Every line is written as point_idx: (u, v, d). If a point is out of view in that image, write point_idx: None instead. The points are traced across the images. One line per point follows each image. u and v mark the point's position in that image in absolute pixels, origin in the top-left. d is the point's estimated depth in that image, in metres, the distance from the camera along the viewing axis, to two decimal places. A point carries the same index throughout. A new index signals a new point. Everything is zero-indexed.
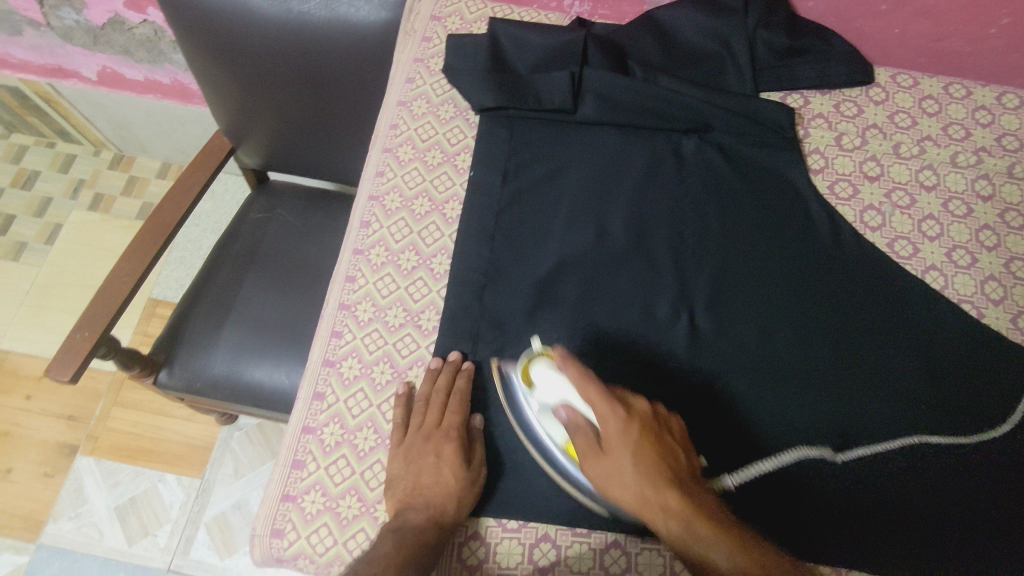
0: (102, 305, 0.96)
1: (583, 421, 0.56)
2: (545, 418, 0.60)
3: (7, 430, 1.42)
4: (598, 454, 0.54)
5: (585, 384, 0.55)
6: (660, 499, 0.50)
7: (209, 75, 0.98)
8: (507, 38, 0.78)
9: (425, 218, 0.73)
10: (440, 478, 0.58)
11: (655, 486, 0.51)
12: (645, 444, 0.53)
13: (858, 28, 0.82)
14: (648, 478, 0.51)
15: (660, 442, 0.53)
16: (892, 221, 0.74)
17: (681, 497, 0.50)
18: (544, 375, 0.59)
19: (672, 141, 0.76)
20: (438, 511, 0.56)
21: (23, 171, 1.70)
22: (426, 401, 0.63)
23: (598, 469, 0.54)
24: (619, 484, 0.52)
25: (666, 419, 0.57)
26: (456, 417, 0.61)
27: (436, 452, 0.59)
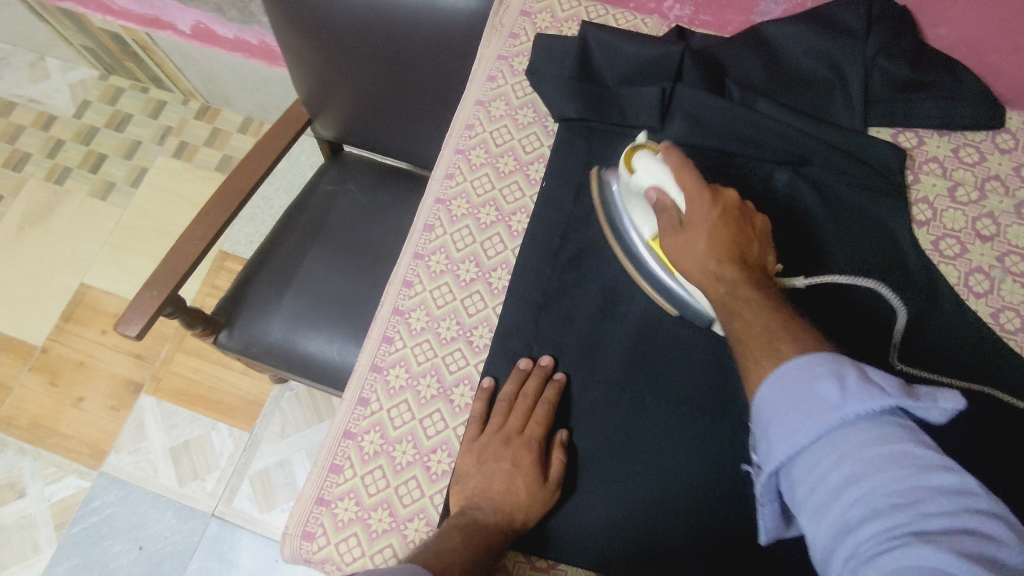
0: (173, 264, 0.99)
1: (672, 203, 0.60)
2: (639, 213, 0.65)
3: (83, 360, 1.51)
4: (677, 231, 0.58)
5: (683, 175, 0.59)
6: (720, 270, 0.54)
7: (295, 47, 0.98)
8: (597, 44, 0.73)
9: (490, 228, 0.71)
10: (513, 487, 0.57)
11: (718, 261, 0.54)
12: (725, 225, 0.55)
13: (993, 64, 0.73)
14: (714, 252, 0.55)
15: (739, 226, 0.55)
16: (1001, 289, 0.66)
17: (737, 272, 0.53)
18: (647, 162, 0.62)
19: (763, 170, 0.70)
20: (505, 519, 0.56)
21: (117, 113, 1.77)
22: (510, 402, 0.62)
23: (674, 244, 0.58)
24: (688, 258, 0.56)
25: (756, 216, 0.57)
26: (538, 428, 0.60)
27: (514, 460, 0.58)
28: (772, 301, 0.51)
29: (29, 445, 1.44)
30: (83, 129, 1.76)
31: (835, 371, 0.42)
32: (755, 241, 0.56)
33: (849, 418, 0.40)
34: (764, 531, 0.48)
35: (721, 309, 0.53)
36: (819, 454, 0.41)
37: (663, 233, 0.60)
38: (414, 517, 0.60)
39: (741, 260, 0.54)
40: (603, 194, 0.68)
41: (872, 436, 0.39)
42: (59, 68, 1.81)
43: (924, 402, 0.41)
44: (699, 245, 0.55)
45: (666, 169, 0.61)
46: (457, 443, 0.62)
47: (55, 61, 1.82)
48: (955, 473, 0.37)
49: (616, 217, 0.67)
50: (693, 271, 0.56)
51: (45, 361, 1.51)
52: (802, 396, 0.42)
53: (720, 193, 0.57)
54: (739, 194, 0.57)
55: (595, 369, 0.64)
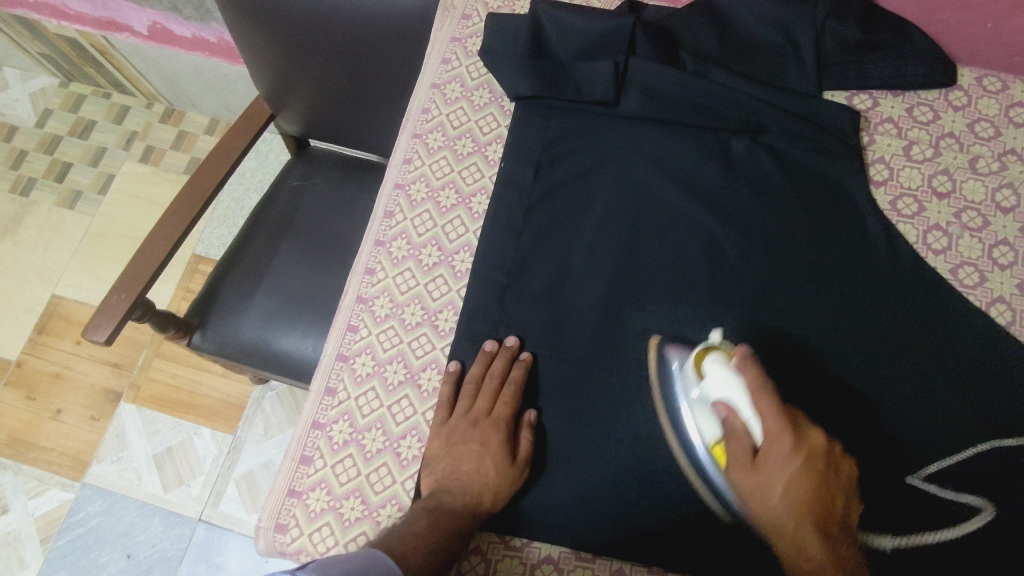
0: (139, 268, 0.98)
1: (743, 429, 0.52)
2: (702, 412, 0.57)
3: (59, 372, 1.49)
4: (748, 470, 0.51)
5: (764, 404, 0.51)
6: (800, 538, 0.48)
7: (250, 41, 0.96)
8: (549, 22, 0.73)
9: (451, 212, 0.71)
10: (482, 468, 0.56)
11: (800, 525, 0.48)
12: (807, 480, 0.49)
13: (944, 21, 0.73)
14: (796, 513, 0.48)
15: (824, 481, 0.49)
16: (959, 245, 0.67)
17: (822, 541, 0.47)
18: (719, 370, 0.54)
19: (720, 140, 0.70)
20: (474, 499, 0.55)
21: (80, 120, 1.74)
22: (477, 385, 0.61)
23: (746, 484, 0.51)
24: (762, 504, 0.50)
25: (843, 460, 0.51)
26: (506, 409, 0.60)
27: (482, 441, 0.58)
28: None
29: (9, 460, 1.43)
30: (46, 138, 1.73)
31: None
32: (835, 502, 0.49)
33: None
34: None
35: None
36: None
37: (731, 463, 0.52)
38: (386, 504, 0.59)
39: (825, 527, 0.48)
40: (661, 373, 0.62)
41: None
42: (18, 77, 1.78)
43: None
44: (778, 497, 0.49)
45: (741, 387, 0.53)
46: (427, 427, 0.62)
47: (14, 71, 1.78)
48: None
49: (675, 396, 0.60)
50: (765, 519, 0.50)
51: (21, 375, 1.49)
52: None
53: (806, 435, 0.50)
54: (825, 435, 0.51)
55: (560, 344, 0.64)
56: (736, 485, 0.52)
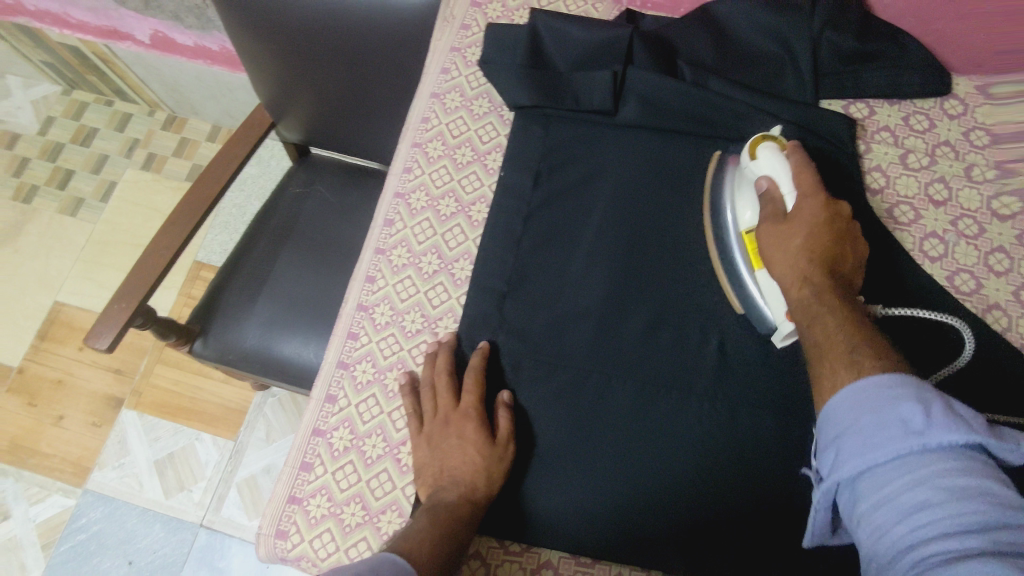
0: (141, 276, 0.98)
1: (780, 196, 0.58)
2: (740, 200, 0.63)
3: (61, 378, 1.50)
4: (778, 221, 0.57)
5: (801, 175, 0.58)
6: (809, 274, 0.53)
7: (251, 51, 0.97)
8: (547, 32, 0.74)
9: (451, 220, 0.71)
10: (466, 458, 0.57)
11: (811, 262, 0.54)
12: (827, 229, 0.55)
13: (939, 30, 0.74)
14: (805, 260, 0.54)
15: (840, 235, 0.55)
16: (955, 252, 0.67)
17: (826, 277, 0.53)
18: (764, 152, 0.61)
19: (718, 148, 0.71)
20: (469, 488, 0.56)
21: (82, 128, 1.75)
22: (432, 386, 0.62)
23: (772, 233, 0.57)
24: (782, 249, 0.56)
25: (859, 239, 0.57)
26: (471, 396, 0.60)
27: (459, 433, 0.58)
28: (847, 310, 0.50)
29: (11, 466, 1.43)
30: (49, 145, 1.74)
31: (914, 395, 0.42)
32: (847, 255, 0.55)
33: (929, 448, 0.39)
34: (810, 533, 0.48)
35: (800, 311, 0.52)
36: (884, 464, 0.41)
37: (762, 222, 0.59)
38: (386, 510, 0.60)
39: (832, 272, 0.53)
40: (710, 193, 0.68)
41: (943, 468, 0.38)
42: (21, 85, 1.79)
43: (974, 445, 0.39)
44: (798, 240, 0.55)
45: (785, 165, 0.60)
46: None
47: (16, 79, 1.79)
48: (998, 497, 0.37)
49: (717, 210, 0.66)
50: (779, 265, 0.56)
51: (22, 381, 1.50)
52: (879, 417, 0.42)
53: (834, 202, 0.57)
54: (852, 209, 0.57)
55: (560, 351, 0.64)
56: (761, 240, 0.58)
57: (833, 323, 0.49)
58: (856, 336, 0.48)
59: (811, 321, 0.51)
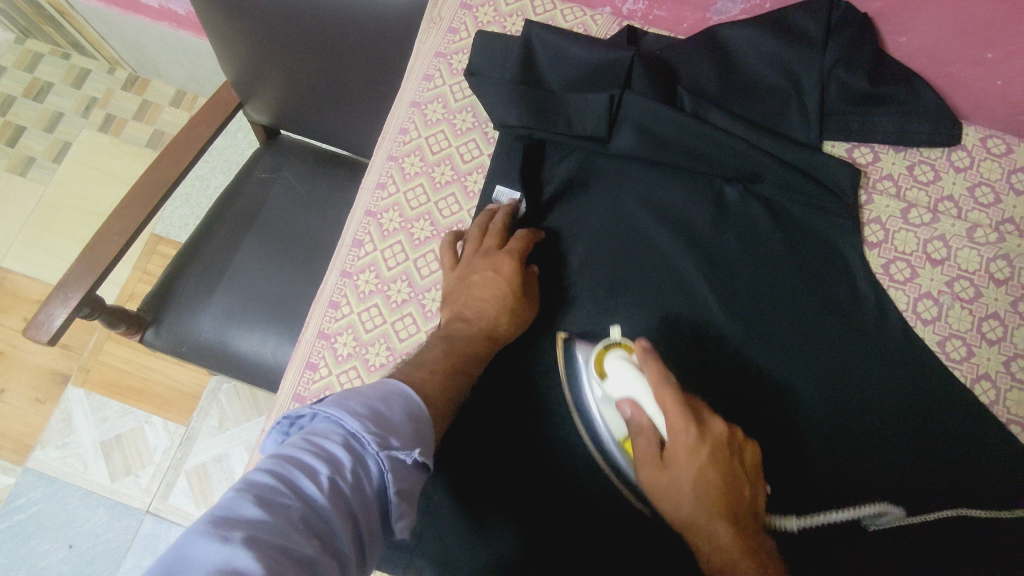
0: (89, 264, 0.91)
1: (648, 424, 0.53)
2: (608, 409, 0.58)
3: (3, 350, 1.42)
4: (658, 462, 0.51)
5: (665, 402, 0.51)
6: (712, 530, 0.48)
7: (218, 26, 0.89)
8: (542, 46, 0.68)
9: (424, 245, 0.67)
10: (496, 288, 0.58)
11: (710, 518, 0.48)
12: (712, 471, 0.49)
13: (953, 74, 0.70)
14: (701, 499, 0.48)
15: (731, 469, 0.49)
16: (949, 316, 0.65)
17: (732, 532, 0.48)
18: (622, 368, 0.55)
19: (713, 187, 0.67)
20: (491, 324, 0.57)
21: (36, 81, 1.63)
22: (482, 229, 0.63)
23: (654, 481, 0.52)
24: (674, 500, 0.50)
25: (742, 444, 0.52)
26: (516, 243, 0.61)
27: (494, 267, 0.59)
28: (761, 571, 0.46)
29: None
30: None
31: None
32: (742, 488, 0.50)
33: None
34: None
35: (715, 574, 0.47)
36: None
37: (640, 460, 0.53)
38: None
39: (733, 519, 0.48)
40: (565, 367, 0.62)
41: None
42: None
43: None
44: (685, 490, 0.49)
45: (644, 382, 0.53)
46: None
47: None
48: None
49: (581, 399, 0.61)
50: (676, 515, 0.50)
51: None
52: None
53: (707, 423, 0.50)
54: (727, 423, 0.51)
55: None
56: (646, 478, 0.52)
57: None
58: None
59: None
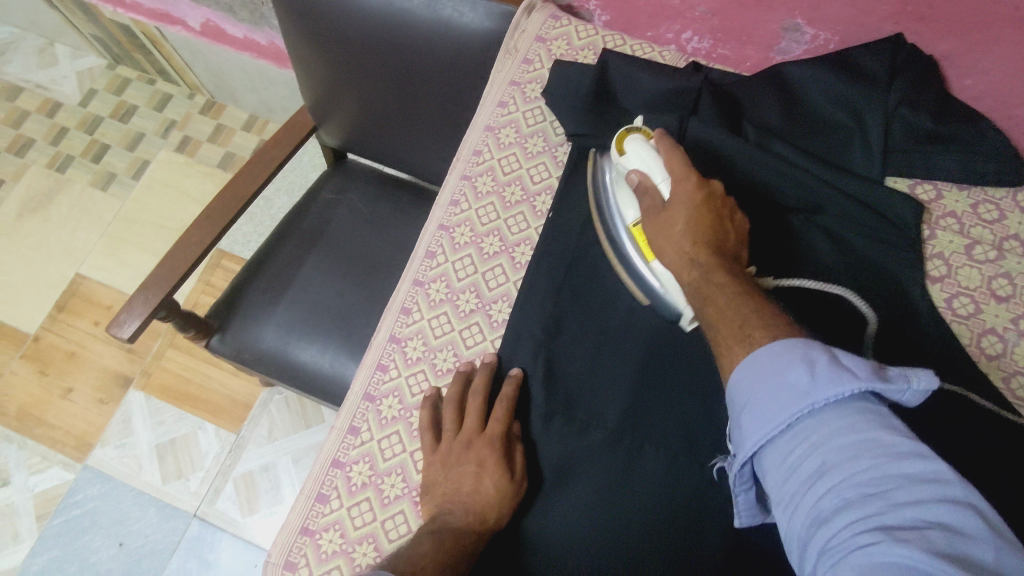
0: (169, 269, 0.97)
1: (654, 188, 0.61)
2: (622, 195, 0.65)
3: (74, 351, 1.50)
4: (658, 211, 0.60)
5: (672, 161, 0.60)
6: (696, 256, 0.55)
7: (303, 54, 0.96)
8: (617, 74, 0.73)
9: (493, 260, 0.70)
10: (479, 483, 0.56)
11: (695, 247, 0.56)
12: (706, 207, 0.57)
13: (1019, 116, 0.71)
14: (689, 238, 0.56)
15: (718, 217, 0.57)
16: (1015, 354, 0.64)
17: (713, 260, 0.55)
18: (641, 145, 0.62)
19: (776, 217, 0.68)
20: (477, 520, 0.55)
21: (123, 104, 1.75)
22: (458, 407, 0.62)
23: (657, 227, 0.59)
24: (666, 241, 0.58)
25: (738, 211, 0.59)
26: (498, 425, 0.59)
27: (478, 461, 0.58)
28: (732, 284, 0.52)
29: (17, 434, 1.43)
30: (88, 117, 1.74)
31: (805, 357, 0.44)
32: (730, 234, 0.57)
33: (818, 405, 0.42)
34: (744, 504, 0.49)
35: (691, 289, 0.55)
36: (795, 441, 0.42)
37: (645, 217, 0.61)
38: None
39: (716, 244, 0.56)
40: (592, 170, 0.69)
41: (844, 423, 0.41)
42: (68, 55, 1.80)
43: (893, 385, 0.42)
44: (678, 228, 0.57)
45: (657, 155, 0.61)
46: (412, 466, 0.62)
47: (65, 48, 1.81)
48: (927, 458, 0.38)
49: (606, 215, 0.66)
50: (669, 254, 0.58)
51: (36, 350, 1.50)
52: (772, 381, 0.44)
53: (708, 183, 0.59)
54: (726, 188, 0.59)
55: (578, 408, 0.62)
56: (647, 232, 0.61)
57: (720, 296, 0.52)
58: (738, 305, 0.50)
59: (706, 300, 0.53)
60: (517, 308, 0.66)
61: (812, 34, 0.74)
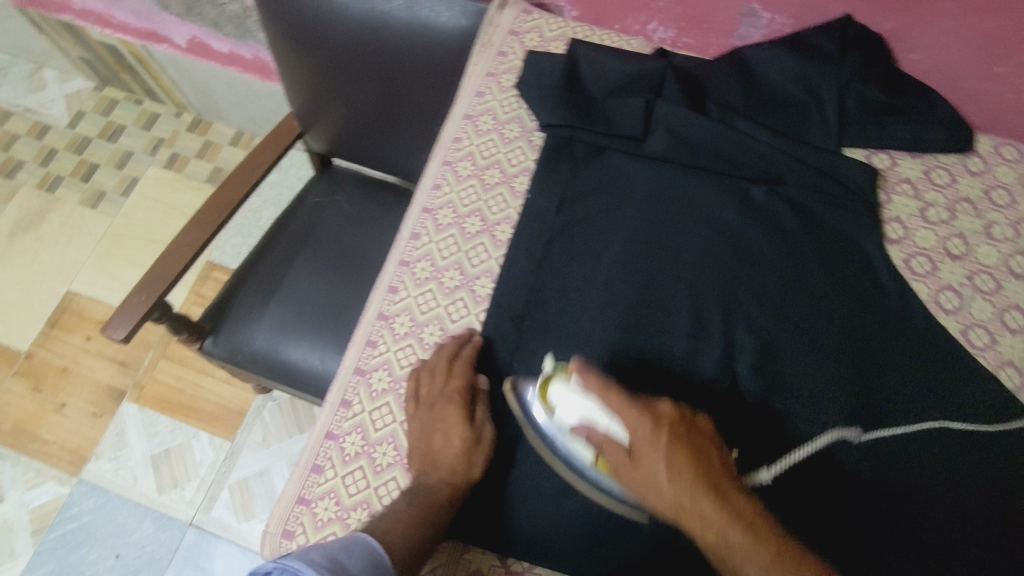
0: (161, 272, 0.99)
1: (606, 436, 0.52)
2: (572, 438, 0.57)
3: (66, 367, 1.51)
4: (625, 463, 0.51)
5: (612, 400, 0.52)
6: (697, 506, 0.46)
7: (288, 60, 0.99)
8: (585, 61, 0.78)
9: (475, 239, 0.73)
10: (444, 439, 0.59)
11: (691, 495, 0.46)
12: (677, 445, 0.48)
13: (964, 88, 0.76)
14: (679, 488, 0.47)
15: (699, 451, 0.49)
16: (971, 307, 0.68)
17: (719, 506, 0.45)
18: (566, 392, 0.56)
19: (741, 187, 0.72)
20: (449, 475, 0.58)
21: (111, 124, 1.79)
22: (428, 372, 0.65)
23: (631, 480, 0.50)
24: (653, 493, 0.48)
25: (700, 422, 0.52)
26: (458, 383, 0.62)
27: (443, 418, 0.61)
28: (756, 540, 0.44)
29: (11, 450, 1.43)
30: (76, 139, 1.77)
31: None
32: (714, 462, 0.48)
33: None
34: None
35: (716, 550, 0.45)
36: None
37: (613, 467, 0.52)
38: None
39: (710, 484, 0.46)
40: (521, 412, 0.61)
41: None
42: (56, 79, 1.84)
43: None
44: (661, 478, 0.47)
45: (590, 397, 0.53)
46: (402, 435, 0.64)
47: (52, 72, 1.84)
48: None
49: (546, 438, 0.59)
50: (660, 509, 0.49)
51: (29, 366, 1.51)
52: None
53: (654, 406, 0.52)
54: (674, 404, 0.52)
55: None
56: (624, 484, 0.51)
57: None
58: None
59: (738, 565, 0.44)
60: (497, 287, 0.70)
61: (768, 18, 0.79)
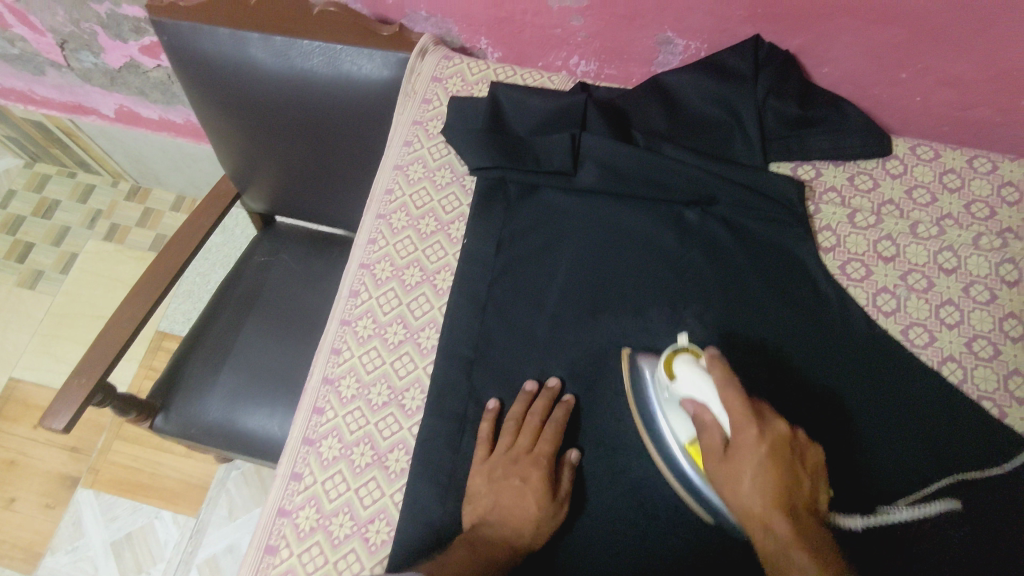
0: (101, 352, 0.95)
1: (713, 422, 0.55)
2: (675, 415, 0.60)
3: (13, 459, 1.44)
4: (720, 457, 0.54)
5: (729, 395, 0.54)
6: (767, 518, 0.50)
7: (215, 124, 0.98)
8: (507, 100, 0.78)
9: (416, 290, 0.72)
10: (521, 500, 0.58)
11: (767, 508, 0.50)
12: (775, 462, 0.51)
13: (876, 95, 0.79)
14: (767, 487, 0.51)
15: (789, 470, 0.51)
16: (908, 306, 0.69)
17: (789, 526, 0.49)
18: (690, 370, 0.58)
19: (673, 212, 0.73)
20: (511, 534, 0.56)
21: (44, 201, 1.73)
22: (516, 423, 0.63)
23: (720, 470, 0.54)
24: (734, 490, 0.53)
25: (809, 447, 0.54)
26: (547, 445, 0.61)
27: (523, 477, 0.59)
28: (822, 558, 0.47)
29: None
30: (8, 219, 1.71)
31: None
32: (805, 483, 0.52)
33: None
34: None
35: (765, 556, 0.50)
36: None
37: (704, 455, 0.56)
38: None
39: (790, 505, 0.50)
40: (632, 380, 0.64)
41: None
42: None
43: None
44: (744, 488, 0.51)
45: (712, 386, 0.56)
46: (358, 503, 0.62)
47: None
48: None
49: (646, 407, 0.63)
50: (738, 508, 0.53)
51: None
52: None
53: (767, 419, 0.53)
54: (790, 424, 0.53)
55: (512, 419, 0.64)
56: (711, 474, 0.55)
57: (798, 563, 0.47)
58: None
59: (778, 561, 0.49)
60: (440, 339, 0.68)
61: (683, 45, 0.81)
